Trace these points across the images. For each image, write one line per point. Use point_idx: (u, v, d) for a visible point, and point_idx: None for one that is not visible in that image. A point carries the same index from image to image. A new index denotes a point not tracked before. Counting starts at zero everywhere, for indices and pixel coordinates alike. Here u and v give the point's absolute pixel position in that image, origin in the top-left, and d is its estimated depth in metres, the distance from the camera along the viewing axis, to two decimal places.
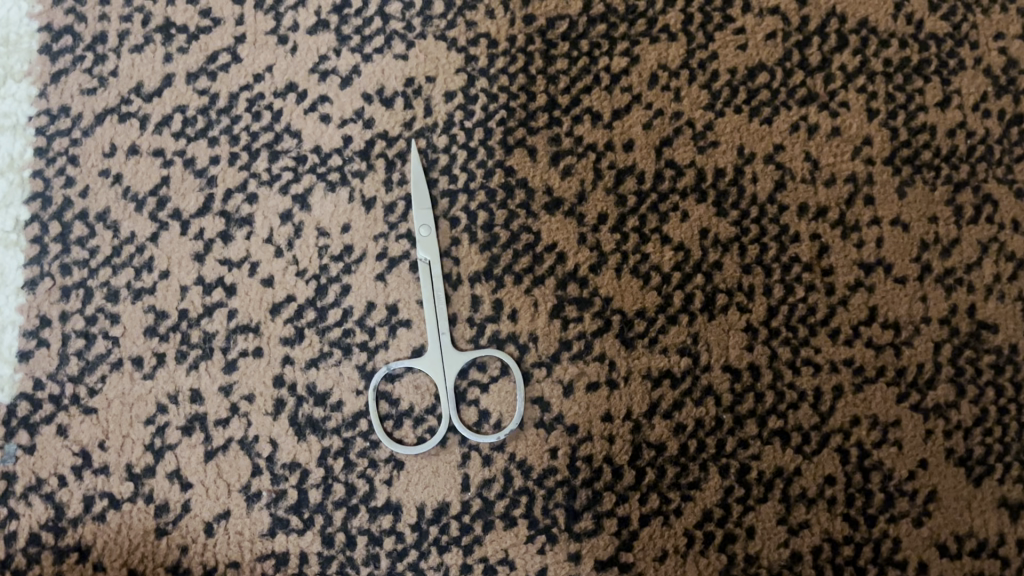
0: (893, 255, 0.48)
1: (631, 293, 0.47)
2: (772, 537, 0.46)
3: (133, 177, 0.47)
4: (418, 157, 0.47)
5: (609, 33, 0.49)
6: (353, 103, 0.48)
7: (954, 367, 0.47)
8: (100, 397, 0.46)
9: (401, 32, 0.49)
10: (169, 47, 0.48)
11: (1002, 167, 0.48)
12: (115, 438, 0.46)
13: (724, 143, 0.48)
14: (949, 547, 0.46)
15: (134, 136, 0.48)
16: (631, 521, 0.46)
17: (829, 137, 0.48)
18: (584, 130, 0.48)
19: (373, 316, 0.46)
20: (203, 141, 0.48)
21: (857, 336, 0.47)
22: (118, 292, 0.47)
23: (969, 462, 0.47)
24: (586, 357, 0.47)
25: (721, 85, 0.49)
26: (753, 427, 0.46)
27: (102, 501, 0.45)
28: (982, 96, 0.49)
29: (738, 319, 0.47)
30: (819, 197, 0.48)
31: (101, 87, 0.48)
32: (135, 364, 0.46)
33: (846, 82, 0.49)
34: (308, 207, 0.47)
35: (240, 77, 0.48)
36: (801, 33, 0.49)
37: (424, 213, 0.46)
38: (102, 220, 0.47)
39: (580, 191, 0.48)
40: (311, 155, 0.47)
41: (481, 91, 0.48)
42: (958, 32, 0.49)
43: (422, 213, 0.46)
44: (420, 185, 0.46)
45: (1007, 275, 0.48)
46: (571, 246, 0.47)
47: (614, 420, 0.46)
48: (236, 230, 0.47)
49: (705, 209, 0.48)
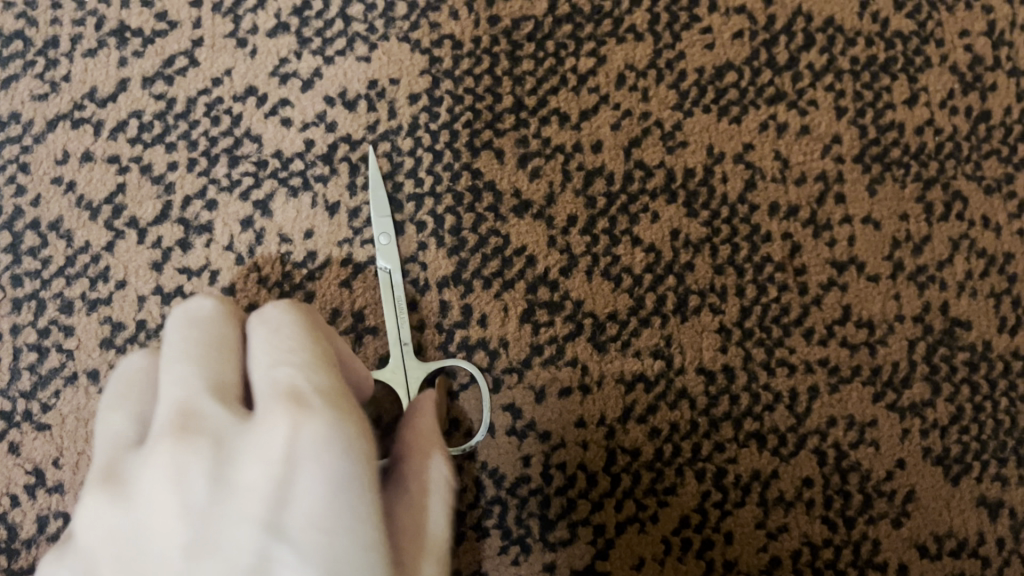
0: (865, 253, 0.47)
1: (602, 296, 0.46)
2: (750, 542, 0.45)
3: (87, 184, 0.46)
4: (376, 162, 0.46)
5: (574, 33, 0.48)
6: (314, 106, 0.47)
7: (928, 366, 0.47)
8: (54, 413, 0.44)
9: (362, 34, 0.47)
10: (123, 51, 0.47)
11: (971, 164, 0.48)
12: (70, 456, 0.44)
13: (693, 142, 0.48)
14: (928, 548, 0.46)
15: (88, 143, 0.46)
16: (607, 529, 0.45)
17: (798, 136, 0.48)
18: (552, 132, 0.47)
19: (339, 323, 0.45)
20: (160, 147, 0.46)
21: (831, 335, 0.47)
22: (72, 304, 0.45)
23: (946, 462, 0.46)
24: (558, 362, 0.46)
25: (689, 84, 0.48)
26: (729, 430, 0.46)
27: (56, 521, 0.44)
28: (949, 94, 0.49)
29: (711, 321, 0.46)
30: (789, 197, 0.47)
31: (52, 93, 0.47)
32: (90, 378, 0.45)
33: (815, 81, 0.48)
34: (270, 212, 0.46)
35: (198, 81, 0.47)
36: (767, 33, 0.49)
37: (382, 221, 0.45)
38: (54, 229, 0.46)
39: (549, 194, 0.47)
40: (272, 160, 0.46)
41: (446, 93, 0.47)
42: (923, 29, 0.49)
43: (382, 221, 0.45)
44: (378, 190, 0.45)
45: (979, 272, 0.47)
46: (540, 249, 0.46)
47: (587, 426, 0.45)
48: (196, 237, 0.46)
49: (675, 210, 0.47)
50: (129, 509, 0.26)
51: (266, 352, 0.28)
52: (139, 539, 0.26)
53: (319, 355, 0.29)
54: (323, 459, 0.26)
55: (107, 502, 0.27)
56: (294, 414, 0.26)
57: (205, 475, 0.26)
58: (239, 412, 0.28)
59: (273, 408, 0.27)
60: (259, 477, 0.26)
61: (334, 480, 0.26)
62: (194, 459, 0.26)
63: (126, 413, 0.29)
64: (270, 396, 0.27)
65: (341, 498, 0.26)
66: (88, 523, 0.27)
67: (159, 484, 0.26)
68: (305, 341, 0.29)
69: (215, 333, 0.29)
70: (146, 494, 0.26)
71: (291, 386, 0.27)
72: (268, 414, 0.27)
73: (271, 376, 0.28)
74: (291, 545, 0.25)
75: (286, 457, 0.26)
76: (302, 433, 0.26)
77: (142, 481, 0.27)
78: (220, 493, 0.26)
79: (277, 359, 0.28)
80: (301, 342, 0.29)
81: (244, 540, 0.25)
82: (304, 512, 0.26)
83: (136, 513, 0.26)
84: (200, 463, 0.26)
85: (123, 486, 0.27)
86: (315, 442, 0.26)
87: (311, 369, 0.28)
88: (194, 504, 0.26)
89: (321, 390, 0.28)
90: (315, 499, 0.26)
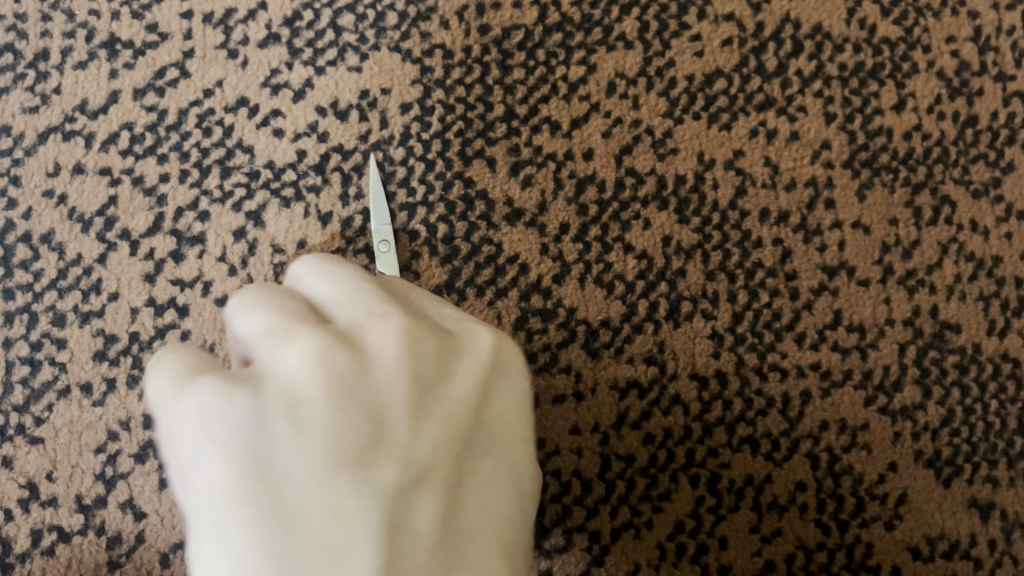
0: (855, 258, 0.48)
1: (595, 303, 0.46)
2: (744, 547, 0.45)
3: (79, 197, 0.46)
4: (377, 173, 0.46)
5: (564, 41, 0.48)
6: (306, 116, 0.47)
7: (919, 369, 0.47)
8: (47, 426, 0.44)
9: (353, 44, 0.47)
10: (114, 63, 0.47)
11: (958, 169, 0.49)
12: (63, 469, 0.44)
13: (684, 149, 0.48)
14: (921, 550, 0.46)
15: (79, 155, 0.46)
16: (602, 536, 0.45)
17: (788, 142, 0.48)
18: (543, 140, 0.47)
19: None
20: (152, 158, 0.46)
21: (822, 340, 0.47)
22: (65, 316, 0.45)
23: (937, 464, 0.46)
24: (553, 369, 0.46)
25: (679, 92, 0.48)
26: (722, 435, 0.46)
27: (51, 535, 0.44)
28: (936, 99, 0.49)
29: (703, 327, 0.47)
30: (780, 203, 0.48)
31: (43, 105, 0.47)
32: (83, 391, 0.45)
33: (803, 87, 0.49)
34: (262, 223, 0.46)
35: (189, 93, 0.47)
36: (756, 40, 0.49)
37: (382, 227, 0.45)
38: (46, 241, 0.46)
39: (541, 202, 0.47)
40: (264, 171, 0.46)
41: (437, 102, 0.47)
42: (910, 35, 0.49)
43: (382, 229, 0.45)
44: (380, 200, 0.46)
45: (968, 276, 0.48)
46: (533, 257, 0.46)
47: (582, 433, 0.46)
48: (188, 248, 0.46)
49: (667, 216, 0.47)
50: (355, 359, 0.25)
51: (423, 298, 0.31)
52: (365, 390, 0.24)
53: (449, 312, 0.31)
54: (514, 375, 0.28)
55: (334, 349, 0.25)
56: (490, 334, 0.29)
57: (432, 355, 0.26)
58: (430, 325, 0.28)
59: (466, 327, 0.28)
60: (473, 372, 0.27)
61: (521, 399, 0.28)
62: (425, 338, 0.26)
63: (301, 308, 0.27)
64: (457, 321, 0.29)
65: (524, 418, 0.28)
66: (297, 366, 0.24)
67: (394, 345, 0.25)
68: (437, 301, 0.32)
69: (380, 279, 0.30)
70: (373, 353, 0.25)
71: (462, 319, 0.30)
72: (467, 329, 0.28)
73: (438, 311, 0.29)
74: (497, 435, 0.26)
75: (491, 360, 0.27)
76: (503, 347, 0.28)
77: (366, 343, 0.25)
78: (442, 370, 0.26)
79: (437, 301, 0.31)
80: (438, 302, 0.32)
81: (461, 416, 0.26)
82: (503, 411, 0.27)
83: (363, 367, 0.25)
84: (430, 343, 0.26)
85: (344, 337, 0.25)
86: (510, 360, 0.28)
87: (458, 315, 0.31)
88: (421, 376, 0.25)
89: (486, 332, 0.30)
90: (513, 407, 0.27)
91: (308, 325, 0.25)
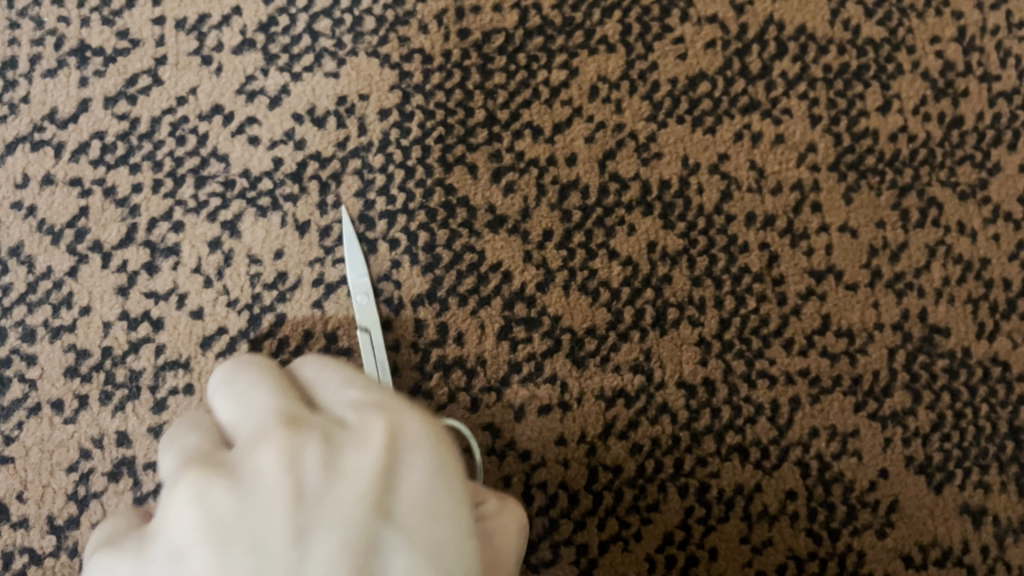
0: (842, 262, 0.47)
1: (580, 310, 0.45)
2: (735, 557, 0.45)
3: (48, 209, 0.45)
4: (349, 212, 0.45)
5: (546, 45, 0.47)
6: (283, 123, 0.46)
7: (909, 374, 0.46)
8: (18, 445, 0.43)
9: (330, 49, 0.46)
10: (84, 71, 0.46)
11: (945, 170, 0.48)
12: (35, 489, 0.43)
13: (668, 154, 0.47)
14: (913, 558, 0.45)
15: (48, 166, 0.45)
16: (590, 549, 0.44)
17: (773, 144, 0.48)
18: (525, 145, 0.46)
19: (311, 345, 0.44)
20: (125, 168, 0.45)
21: (811, 345, 0.46)
22: (35, 331, 0.44)
23: (929, 470, 0.46)
24: (537, 379, 0.45)
25: (662, 95, 0.48)
26: (711, 443, 0.45)
27: (22, 557, 0.42)
28: (921, 101, 0.49)
29: (690, 333, 0.46)
30: (765, 207, 0.47)
31: (11, 115, 0.46)
32: (54, 408, 0.43)
33: (788, 89, 0.48)
34: (238, 233, 0.45)
35: (162, 101, 0.46)
36: (739, 42, 0.48)
37: (360, 280, 0.44)
38: (15, 254, 0.44)
39: (524, 208, 0.46)
40: (239, 180, 0.45)
41: (416, 108, 0.46)
42: (895, 36, 0.49)
43: (359, 280, 0.44)
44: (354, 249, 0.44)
45: (956, 278, 0.47)
46: (516, 265, 0.45)
47: (568, 444, 0.45)
48: (162, 260, 0.44)
49: (652, 222, 0.46)
50: (233, 491, 0.24)
51: (331, 382, 0.30)
52: (248, 517, 0.24)
53: (370, 381, 0.31)
54: (423, 445, 0.27)
55: (213, 485, 0.25)
56: (391, 412, 0.28)
57: (319, 462, 0.25)
58: (330, 419, 0.28)
59: (365, 412, 0.28)
60: (369, 461, 0.25)
61: (440, 472, 0.26)
62: (313, 443, 0.26)
63: (200, 440, 0.28)
64: (361, 404, 0.28)
65: (450, 489, 0.26)
66: (182, 512, 0.25)
67: (273, 463, 0.25)
68: (355, 374, 0.31)
69: (283, 377, 0.31)
70: (254, 476, 0.25)
71: (370, 397, 0.29)
72: (364, 417, 0.27)
73: (345, 397, 0.29)
74: (407, 527, 0.25)
75: (388, 442, 0.26)
76: (405, 425, 0.27)
77: (249, 467, 0.25)
78: (333, 472, 0.25)
79: (351, 380, 0.31)
80: (355, 376, 0.31)
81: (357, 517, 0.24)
82: (410, 494, 0.25)
83: (244, 495, 0.24)
84: (315, 449, 0.26)
85: (226, 470, 0.25)
86: (419, 434, 0.27)
87: (374, 388, 0.30)
88: (307, 487, 0.24)
89: (394, 401, 0.29)
90: (420, 481, 0.26)
91: (192, 467, 0.26)
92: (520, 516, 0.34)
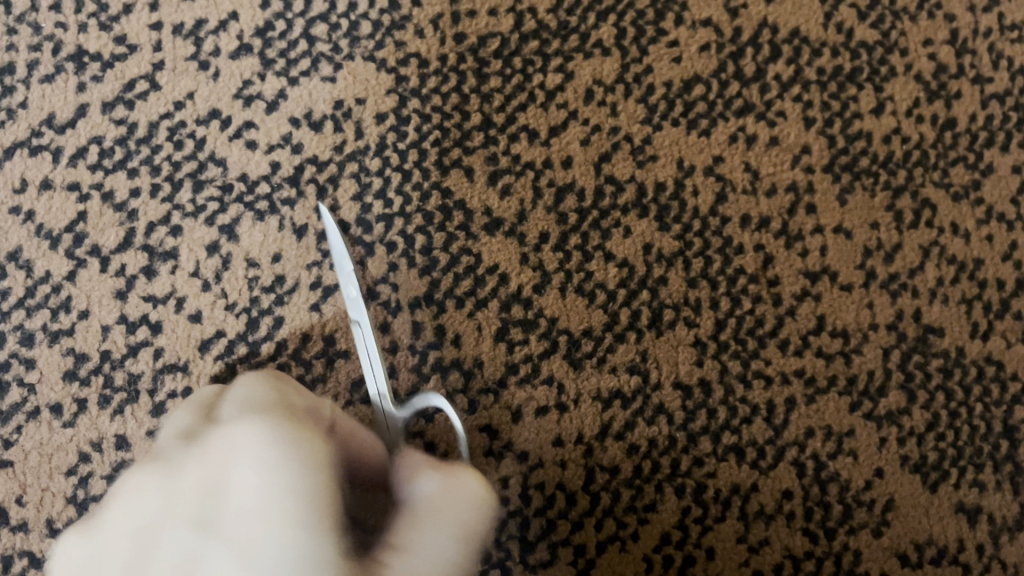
0: (837, 262, 0.47)
1: (576, 312, 0.46)
2: (732, 557, 0.45)
3: (46, 213, 0.45)
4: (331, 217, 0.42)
5: (541, 49, 0.48)
6: (280, 128, 0.46)
7: (903, 373, 0.47)
8: (17, 449, 0.43)
9: (327, 54, 0.47)
10: (82, 76, 0.46)
11: (938, 171, 0.48)
12: (34, 493, 0.43)
13: (663, 156, 0.47)
14: (909, 557, 0.46)
15: (46, 171, 0.45)
16: (587, 549, 0.44)
17: (768, 147, 0.48)
18: (521, 148, 0.47)
19: (309, 348, 0.44)
20: (122, 173, 0.45)
21: (806, 346, 0.46)
22: (34, 336, 0.44)
23: (924, 469, 0.46)
24: (534, 381, 0.45)
25: (657, 98, 0.48)
26: (707, 444, 0.45)
27: (21, 560, 0.42)
28: (914, 103, 0.49)
29: (686, 335, 0.46)
30: (760, 208, 0.47)
31: (10, 120, 0.46)
32: (53, 412, 0.44)
33: (782, 92, 0.48)
34: (236, 237, 0.45)
35: (159, 106, 0.46)
36: (733, 45, 0.49)
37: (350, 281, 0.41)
38: (13, 259, 0.45)
39: (520, 211, 0.46)
40: (237, 184, 0.45)
41: (413, 111, 0.47)
42: (887, 39, 0.49)
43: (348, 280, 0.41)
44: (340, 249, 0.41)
45: (950, 278, 0.48)
46: (513, 267, 0.46)
47: (565, 445, 0.45)
48: (161, 264, 0.45)
49: (647, 224, 0.47)
50: (103, 521, 0.31)
51: (223, 401, 0.34)
52: (115, 550, 0.30)
53: (258, 393, 0.34)
54: (240, 450, 0.29)
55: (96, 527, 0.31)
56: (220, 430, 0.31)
57: (158, 497, 0.30)
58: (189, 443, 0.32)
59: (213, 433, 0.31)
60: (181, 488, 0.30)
61: (270, 467, 0.28)
62: (158, 481, 0.30)
63: None
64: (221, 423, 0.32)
65: (282, 483, 0.28)
66: (71, 549, 0.32)
67: (131, 501, 0.31)
68: (252, 387, 0.35)
69: (198, 406, 0.36)
70: (118, 513, 0.31)
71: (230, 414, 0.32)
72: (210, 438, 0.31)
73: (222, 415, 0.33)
74: (220, 530, 0.28)
75: (220, 459, 0.30)
76: (234, 436, 0.30)
77: (104, 513, 0.31)
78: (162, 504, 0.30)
79: (237, 399, 0.34)
80: (248, 390, 0.35)
81: (179, 534, 0.29)
82: (234, 496, 0.28)
83: (110, 528, 0.31)
84: (156, 481, 0.30)
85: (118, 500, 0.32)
86: (248, 438, 0.29)
87: (249, 401, 0.33)
88: (150, 518, 0.30)
89: (250, 411, 0.32)
90: (241, 483, 0.29)
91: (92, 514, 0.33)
92: (474, 481, 0.32)
